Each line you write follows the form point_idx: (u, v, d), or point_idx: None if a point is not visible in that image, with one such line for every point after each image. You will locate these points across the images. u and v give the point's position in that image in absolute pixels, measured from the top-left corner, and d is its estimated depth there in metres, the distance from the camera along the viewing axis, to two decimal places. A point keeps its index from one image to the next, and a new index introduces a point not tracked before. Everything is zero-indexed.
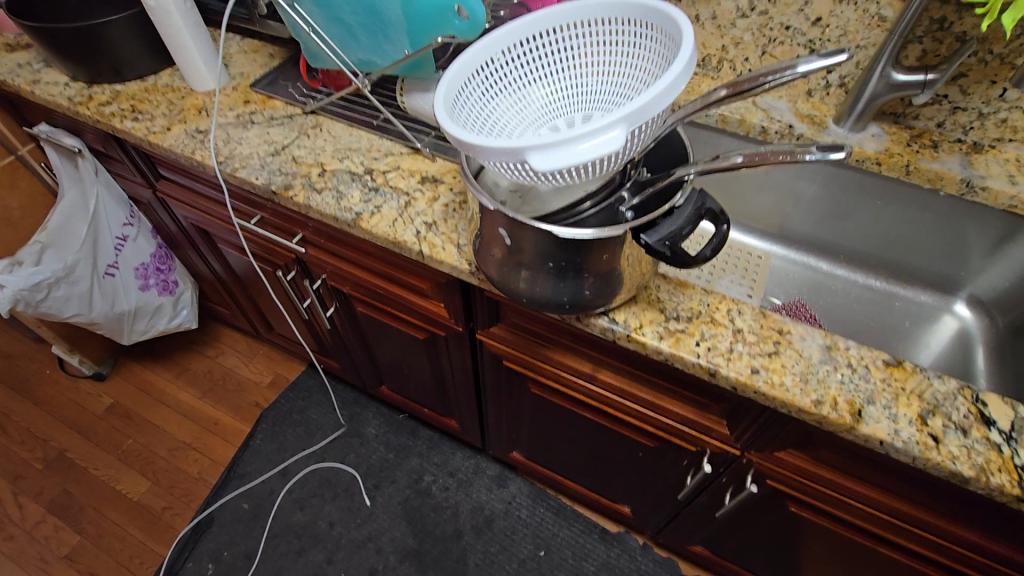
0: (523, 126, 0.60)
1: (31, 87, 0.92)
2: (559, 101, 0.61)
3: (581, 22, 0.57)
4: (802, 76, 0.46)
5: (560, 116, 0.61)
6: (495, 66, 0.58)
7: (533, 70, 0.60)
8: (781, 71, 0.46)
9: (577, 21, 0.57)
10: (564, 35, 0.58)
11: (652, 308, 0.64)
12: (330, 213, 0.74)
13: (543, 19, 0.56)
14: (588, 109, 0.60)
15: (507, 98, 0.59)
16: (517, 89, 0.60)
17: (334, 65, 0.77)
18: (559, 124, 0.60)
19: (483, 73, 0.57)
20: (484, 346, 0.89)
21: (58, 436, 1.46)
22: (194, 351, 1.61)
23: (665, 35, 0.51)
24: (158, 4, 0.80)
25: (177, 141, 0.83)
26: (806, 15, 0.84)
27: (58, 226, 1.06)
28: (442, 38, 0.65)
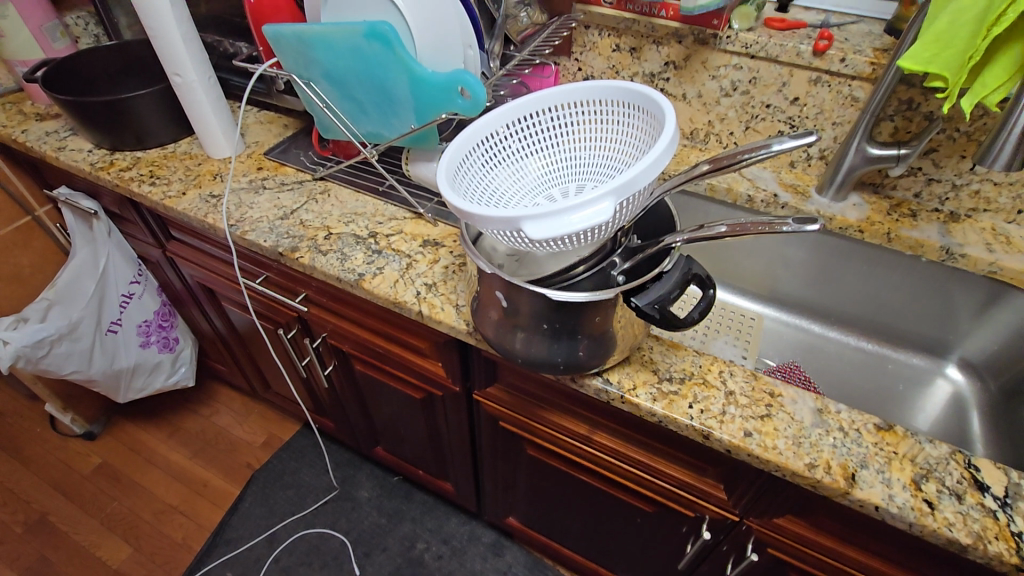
0: (520, 195, 0.63)
1: (56, 154, 0.97)
2: (555, 172, 0.65)
3: (574, 102, 0.61)
4: (775, 155, 0.50)
5: (555, 185, 0.65)
6: (494, 140, 0.62)
7: (530, 144, 0.64)
8: (757, 149, 0.50)
9: (570, 101, 0.61)
10: (558, 113, 0.63)
11: (645, 369, 0.66)
12: (333, 274, 0.77)
13: (539, 98, 0.61)
14: (582, 179, 0.64)
15: (506, 169, 0.64)
16: (515, 161, 0.64)
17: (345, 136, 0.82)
18: (555, 193, 0.64)
19: (484, 146, 0.62)
20: (480, 406, 0.89)
21: (42, 499, 1.42)
22: (188, 409, 1.60)
23: (650, 115, 0.55)
24: (184, 82, 0.87)
25: (192, 205, 0.87)
26: (785, 95, 0.90)
27: (66, 284, 1.08)
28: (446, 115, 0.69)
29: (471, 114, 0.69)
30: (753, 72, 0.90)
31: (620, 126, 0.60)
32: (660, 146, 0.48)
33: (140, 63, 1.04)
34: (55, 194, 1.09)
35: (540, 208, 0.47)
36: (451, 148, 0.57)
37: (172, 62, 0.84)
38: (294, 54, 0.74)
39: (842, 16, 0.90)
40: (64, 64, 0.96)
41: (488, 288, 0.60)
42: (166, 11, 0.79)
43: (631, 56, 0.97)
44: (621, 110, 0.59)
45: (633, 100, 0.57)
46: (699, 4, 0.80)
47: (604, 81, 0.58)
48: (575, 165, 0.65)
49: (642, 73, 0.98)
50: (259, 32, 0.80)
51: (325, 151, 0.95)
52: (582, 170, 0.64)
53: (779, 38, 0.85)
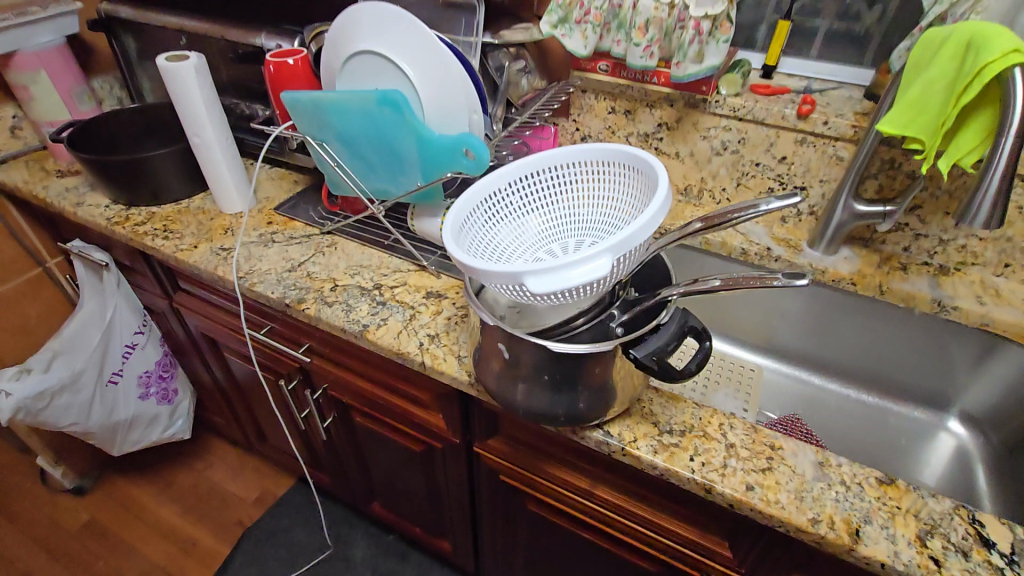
0: (522, 249, 0.66)
1: (74, 208, 1.01)
2: (554, 228, 0.68)
3: (573, 163, 0.65)
4: (764, 214, 0.53)
5: (554, 241, 0.67)
6: (497, 198, 0.65)
7: (531, 202, 0.67)
8: (746, 209, 0.53)
9: (569, 162, 0.65)
10: (558, 173, 0.66)
11: (646, 421, 0.66)
12: (338, 325, 0.79)
13: (539, 159, 0.65)
14: (580, 235, 0.66)
15: (508, 225, 0.66)
16: (516, 218, 0.67)
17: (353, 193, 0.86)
18: (554, 247, 0.66)
19: (487, 204, 0.65)
20: (481, 459, 0.88)
21: (26, 557, 1.37)
22: (183, 463, 1.57)
23: (644, 176, 0.58)
24: (203, 141, 0.91)
25: (203, 258, 0.90)
26: (773, 155, 0.94)
27: (72, 334, 1.10)
28: (451, 173, 0.72)
29: (475, 172, 0.72)
30: (742, 133, 0.95)
31: (617, 185, 0.63)
32: (654, 205, 0.51)
33: (160, 124, 1.09)
34: (68, 246, 1.12)
35: (541, 263, 0.49)
36: (455, 205, 0.60)
37: (192, 124, 0.89)
38: (309, 118, 0.79)
39: (824, 82, 0.96)
40: (88, 125, 1.01)
41: (490, 339, 0.61)
42: (189, 78, 0.84)
43: (626, 118, 1.03)
44: (617, 170, 0.62)
45: (628, 162, 0.60)
46: (688, 72, 0.85)
47: (601, 143, 0.61)
48: (574, 221, 0.67)
49: (637, 134, 1.04)
50: (276, 98, 0.85)
51: (333, 206, 0.99)
52: (580, 226, 0.67)
53: (765, 102, 0.91)
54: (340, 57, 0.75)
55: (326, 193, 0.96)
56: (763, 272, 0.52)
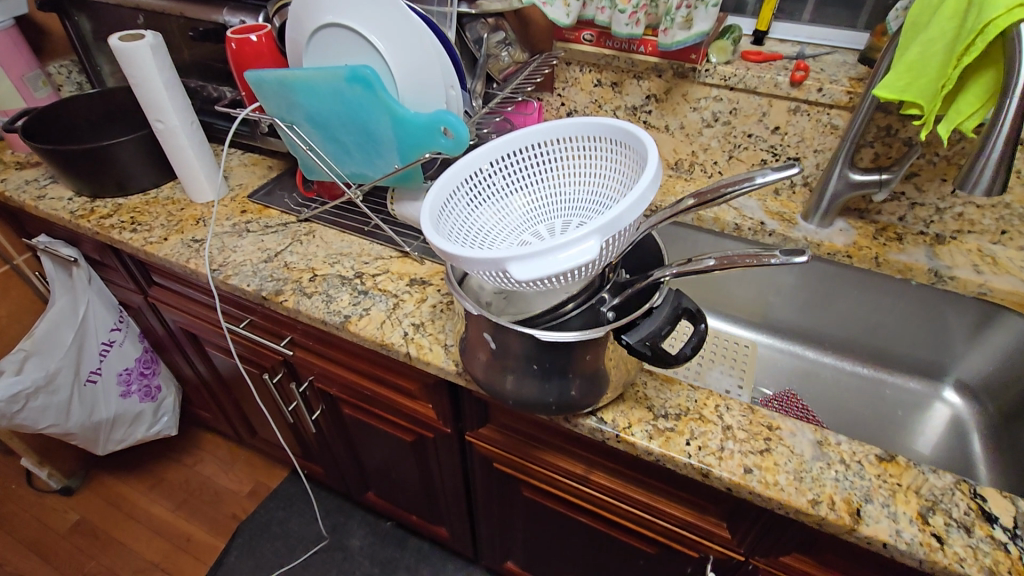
0: (506, 233, 0.63)
1: (36, 203, 0.96)
2: (540, 208, 0.64)
3: (556, 139, 0.61)
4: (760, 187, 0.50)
5: (540, 223, 0.64)
6: (478, 179, 0.62)
7: (514, 182, 0.64)
8: (741, 182, 0.50)
9: (553, 138, 0.61)
10: (541, 150, 0.63)
11: (640, 406, 0.64)
12: (319, 317, 0.75)
13: (523, 135, 0.61)
14: (568, 215, 0.63)
15: (491, 207, 0.63)
16: (499, 199, 0.63)
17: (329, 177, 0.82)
18: (540, 229, 0.63)
19: (467, 185, 0.61)
20: (473, 447, 0.86)
21: (15, 560, 1.35)
22: (172, 458, 1.54)
23: (632, 151, 0.55)
24: (166, 127, 0.86)
25: (173, 250, 0.86)
26: (766, 125, 0.91)
27: (45, 333, 1.03)
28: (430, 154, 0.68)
29: (455, 152, 0.68)
30: (734, 103, 0.91)
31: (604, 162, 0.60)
32: (642, 183, 0.48)
33: (122, 110, 1.04)
34: (33, 241, 1.07)
35: (524, 248, 0.46)
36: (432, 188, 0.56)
37: (154, 108, 0.84)
38: (277, 99, 0.74)
39: (816, 48, 0.92)
40: (44, 112, 0.95)
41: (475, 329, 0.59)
42: (146, 58, 0.79)
43: (613, 90, 0.99)
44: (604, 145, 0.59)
45: (615, 136, 0.57)
46: (677, 39, 0.81)
47: (586, 117, 0.58)
48: (560, 201, 0.64)
49: (625, 107, 1.00)
50: (241, 79, 0.80)
51: (309, 192, 0.94)
52: (568, 206, 0.64)
53: (757, 70, 0.87)
54: (304, 32, 0.70)
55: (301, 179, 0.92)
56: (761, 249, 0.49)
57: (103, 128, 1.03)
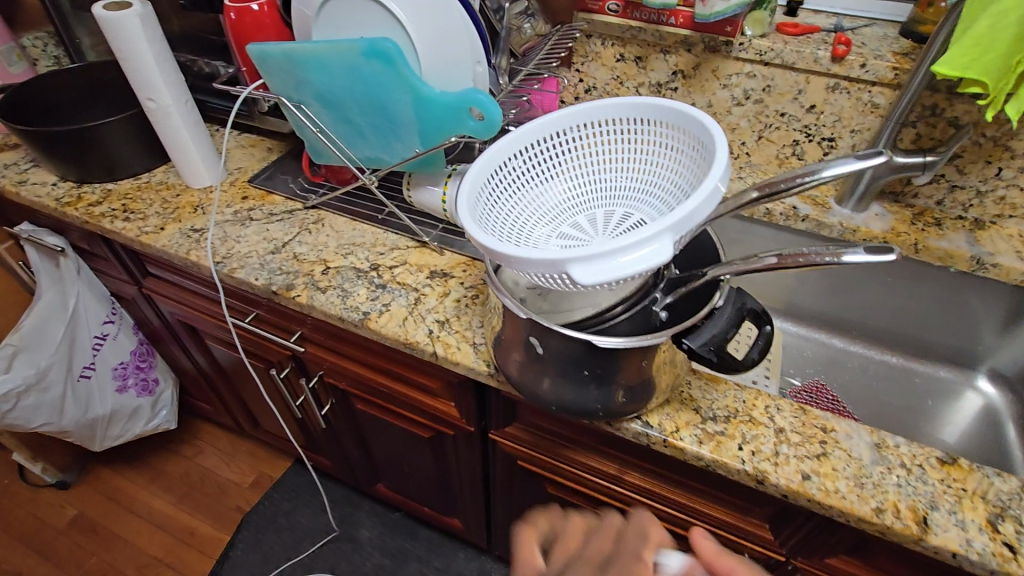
0: (545, 222, 0.58)
1: (16, 189, 0.88)
2: (580, 196, 0.60)
3: (604, 121, 0.57)
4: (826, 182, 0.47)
5: (581, 211, 0.59)
6: (517, 162, 0.57)
7: (554, 166, 0.59)
8: (806, 175, 0.46)
9: (600, 120, 0.57)
10: (586, 132, 0.58)
11: (686, 408, 0.60)
12: (335, 313, 0.70)
13: (567, 115, 0.56)
14: (611, 205, 0.59)
15: (529, 194, 0.58)
16: (538, 185, 0.59)
17: (340, 162, 0.76)
18: (580, 219, 0.58)
19: (506, 169, 0.56)
20: (497, 445, 0.82)
21: (12, 559, 1.30)
22: (170, 451, 1.50)
23: (695, 138, 0.50)
24: (159, 106, 0.79)
25: (172, 241, 0.79)
26: (801, 103, 0.86)
27: (32, 328, 0.97)
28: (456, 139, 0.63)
29: (484, 136, 0.62)
30: (768, 80, 0.86)
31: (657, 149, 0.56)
32: (715, 177, 0.43)
33: (106, 86, 0.96)
34: (14, 229, 1.00)
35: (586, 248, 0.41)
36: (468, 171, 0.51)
37: (145, 86, 0.77)
38: (283, 75, 0.68)
39: (854, 20, 0.87)
40: (22, 88, 0.87)
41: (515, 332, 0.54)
42: (136, 29, 0.71)
43: (636, 66, 0.93)
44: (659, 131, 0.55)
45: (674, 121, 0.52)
46: (715, 10, 0.75)
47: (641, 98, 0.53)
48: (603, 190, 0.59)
49: (649, 83, 0.94)
50: (241, 53, 0.73)
51: (314, 177, 0.87)
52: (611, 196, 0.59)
53: (795, 44, 0.82)
54: (312, 3, 0.64)
55: (306, 163, 0.85)
56: (828, 246, 0.46)
57: (85, 105, 0.95)
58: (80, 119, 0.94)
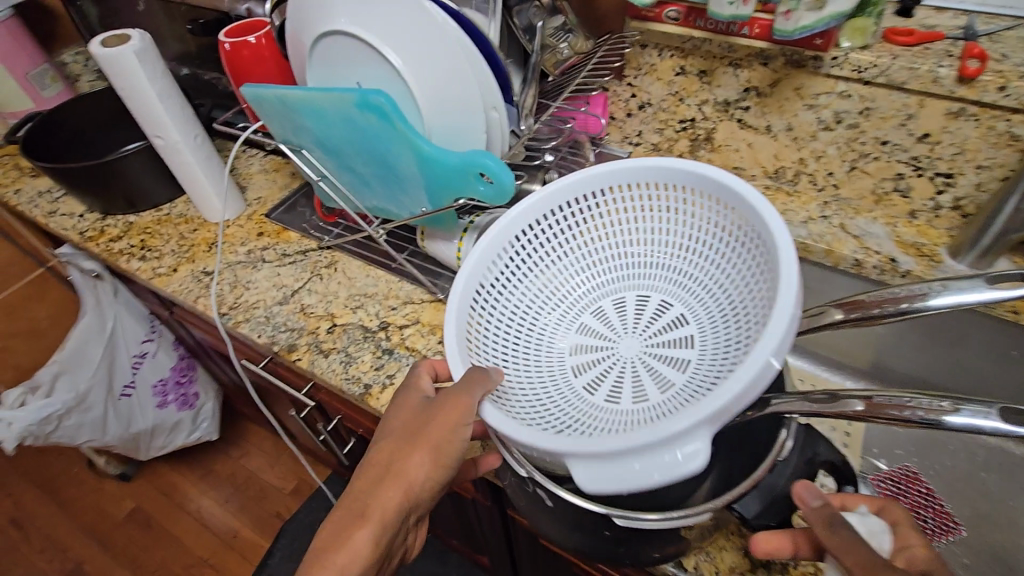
0: (569, 289, 0.57)
1: (47, 220, 0.88)
2: (600, 277, 0.58)
3: (640, 183, 0.52)
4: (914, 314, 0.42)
5: (608, 278, 0.58)
6: (539, 226, 0.55)
7: (580, 224, 0.56)
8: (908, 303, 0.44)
9: (637, 181, 0.52)
10: (618, 193, 0.54)
11: (732, 549, 0.49)
12: (335, 384, 0.63)
13: (576, 185, 0.52)
14: (636, 284, 0.57)
15: (551, 256, 0.56)
16: (562, 246, 0.57)
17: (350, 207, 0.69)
18: (606, 299, 0.57)
19: (526, 235, 0.54)
20: (516, 520, 0.74)
21: (78, 545, 1.40)
22: (219, 450, 1.54)
23: (749, 233, 0.47)
24: (168, 143, 0.74)
25: (182, 286, 0.76)
26: (910, 130, 0.68)
27: (73, 351, 0.99)
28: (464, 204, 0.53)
29: (495, 202, 0.52)
30: (867, 101, 0.69)
31: (691, 220, 0.53)
32: (773, 335, 0.37)
33: None
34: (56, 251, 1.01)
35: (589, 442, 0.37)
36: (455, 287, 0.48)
37: (151, 124, 0.72)
38: (280, 119, 0.60)
39: (990, 20, 0.68)
40: (47, 118, 0.86)
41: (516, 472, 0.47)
42: (135, 67, 0.66)
43: (699, 80, 0.78)
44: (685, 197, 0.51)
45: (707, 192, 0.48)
46: (802, 25, 0.59)
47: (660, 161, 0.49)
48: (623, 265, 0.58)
49: (714, 101, 0.79)
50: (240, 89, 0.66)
51: (328, 217, 0.81)
52: (634, 272, 0.57)
53: (907, 57, 0.64)
54: (304, 39, 0.55)
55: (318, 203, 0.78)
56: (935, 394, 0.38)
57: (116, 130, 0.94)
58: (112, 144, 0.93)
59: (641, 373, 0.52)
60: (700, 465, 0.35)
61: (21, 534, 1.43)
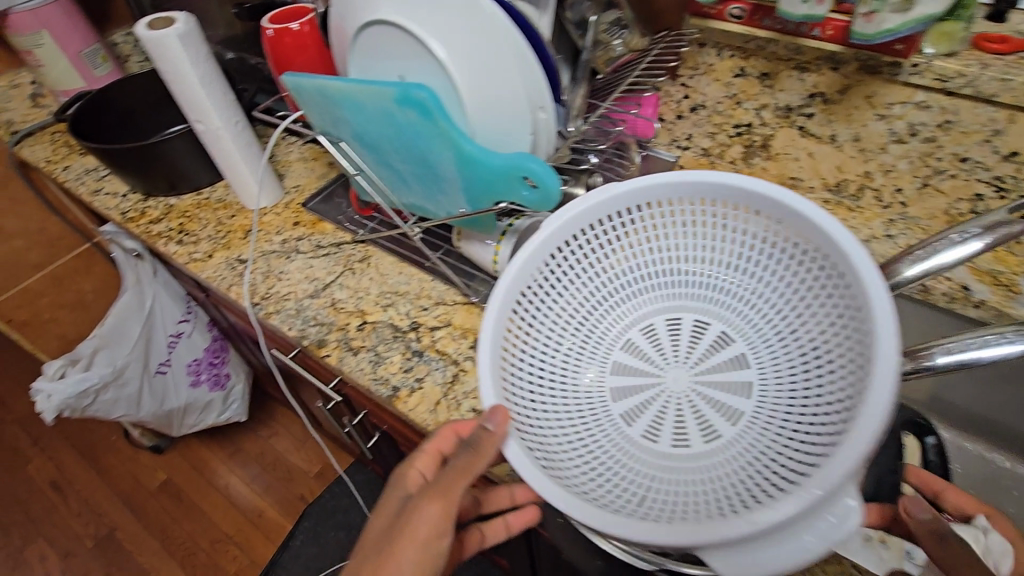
0: (594, 316, 0.55)
1: (92, 198, 0.90)
2: (625, 301, 0.55)
3: (663, 199, 0.50)
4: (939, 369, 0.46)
5: (634, 298, 0.55)
6: (557, 257, 0.52)
7: (599, 248, 0.53)
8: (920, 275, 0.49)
9: (659, 199, 0.50)
10: (636, 211, 0.51)
11: None
12: (363, 383, 0.62)
13: (593, 211, 0.49)
14: (666, 304, 0.55)
15: (570, 283, 0.54)
16: (582, 270, 0.54)
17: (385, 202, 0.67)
18: (637, 323, 0.55)
19: (547, 267, 0.51)
20: (539, 534, 0.72)
21: (112, 512, 1.46)
22: (247, 429, 1.58)
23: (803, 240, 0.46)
24: (209, 129, 0.74)
25: (218, 272, 0.76)
26: (995, 147, 0.62)
27: (112, 327, 1.01)
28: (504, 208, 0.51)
29: (537, 208, 0.49)
30: (947, 114, 0.63)
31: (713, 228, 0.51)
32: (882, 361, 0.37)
33: None
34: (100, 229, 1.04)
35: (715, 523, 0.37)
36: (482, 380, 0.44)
37: (194, 108, 0.71)
38: (320, 110, 0.58)
39: None
40: (96, 97, 0.87)
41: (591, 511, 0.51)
42: (179, 50, 0.65)
43: (761, 83, 0.74)
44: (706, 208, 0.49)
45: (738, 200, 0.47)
46: (884, 29, 0.54)
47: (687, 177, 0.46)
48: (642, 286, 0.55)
49: (774, 106, 0.74)
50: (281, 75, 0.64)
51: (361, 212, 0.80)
52: (661, 293, 0.55)
53: (998, 67, 0.58)
54: (347, 28, 0.53)
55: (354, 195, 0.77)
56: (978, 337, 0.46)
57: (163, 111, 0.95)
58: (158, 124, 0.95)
59: (698, 407, 0.50)
60: (865, 517, 0.36)
61: (61, 496, 1.50)
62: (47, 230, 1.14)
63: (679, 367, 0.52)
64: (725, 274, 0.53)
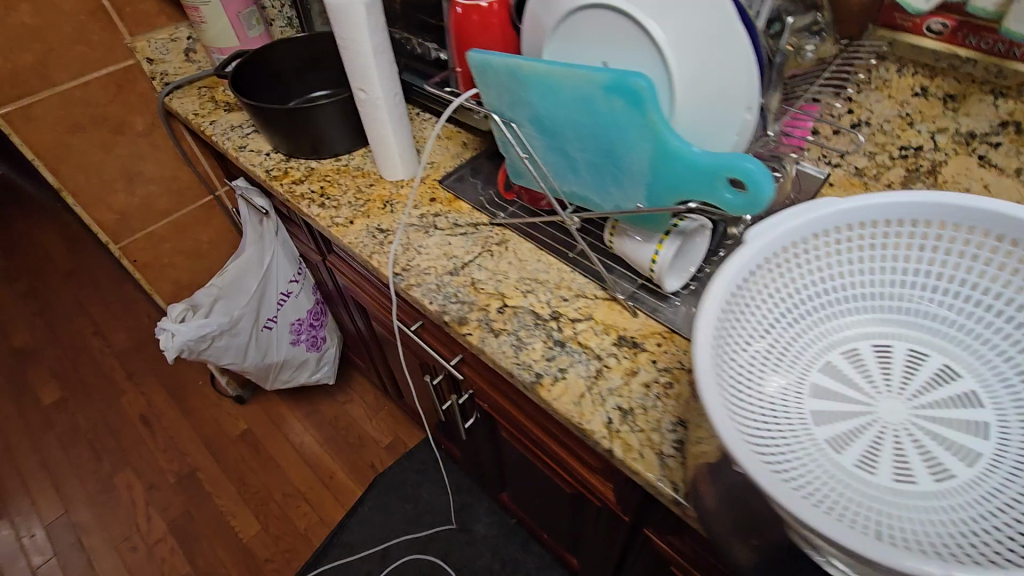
0: (796, 329, 0.53)
1: (237, 153, 0.94)
2: (830, 320, 0.54)
3: (907, 220, 0.50)
4: None
5: (840, 321, 0.54)
6: (780, 254, 0.51)
7: (819, 259, 0.52)
8: None
9: (904, 218, 0.50)
10: (873, 229, 0.51)
11: None
12: (505, 366, 0.62)
13: (831, 214, 0.49)
14: (867, 330, 0.54)
15: (782, 287, 0.52)
16: (797, 279, 0.52)
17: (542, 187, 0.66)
18: (844, 342, 0.53)
19: (769, 259, 0.50)
20: (648, 545, 0.69)
21: (195, 453, 1.54)
22: (325, 393, 1.65)
23: None
24: (369, 98, 0.76)
25: (359, 239, 0.77)
26: None
27: (233, 277, 1.07)
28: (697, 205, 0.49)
29: (739, 213, 0.46)
30: None
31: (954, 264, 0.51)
32: None
33: (329, 59, 0.99)
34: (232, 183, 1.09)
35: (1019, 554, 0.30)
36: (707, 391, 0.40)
37: (360, 74, 0.73)
38: (501, 90, 0.58)
39: None
40: (253, 58, 0.91)
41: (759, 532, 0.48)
42: (362, 17, 0.67)
43: (943, 105, 0.69)
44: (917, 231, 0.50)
45: (979, 224, 0.47)
46: None
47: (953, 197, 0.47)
48: (828, 312, 0.54)
49: (954, 130, 0.69)
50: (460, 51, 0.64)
51: (506, 195, 0.80)
52: (869, 319, 0.54)
53: None
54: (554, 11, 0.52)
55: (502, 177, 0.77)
56: None
57: (307, 77, 0.99)
58: (302, 89, 0.99)
59: (918, 439, 0.47)
60: None
61: (150, 431, 1.60)
62: (179, 179, 1.21)
63: (896, 398, 0.49)
64: (946, 314, 0.52)
